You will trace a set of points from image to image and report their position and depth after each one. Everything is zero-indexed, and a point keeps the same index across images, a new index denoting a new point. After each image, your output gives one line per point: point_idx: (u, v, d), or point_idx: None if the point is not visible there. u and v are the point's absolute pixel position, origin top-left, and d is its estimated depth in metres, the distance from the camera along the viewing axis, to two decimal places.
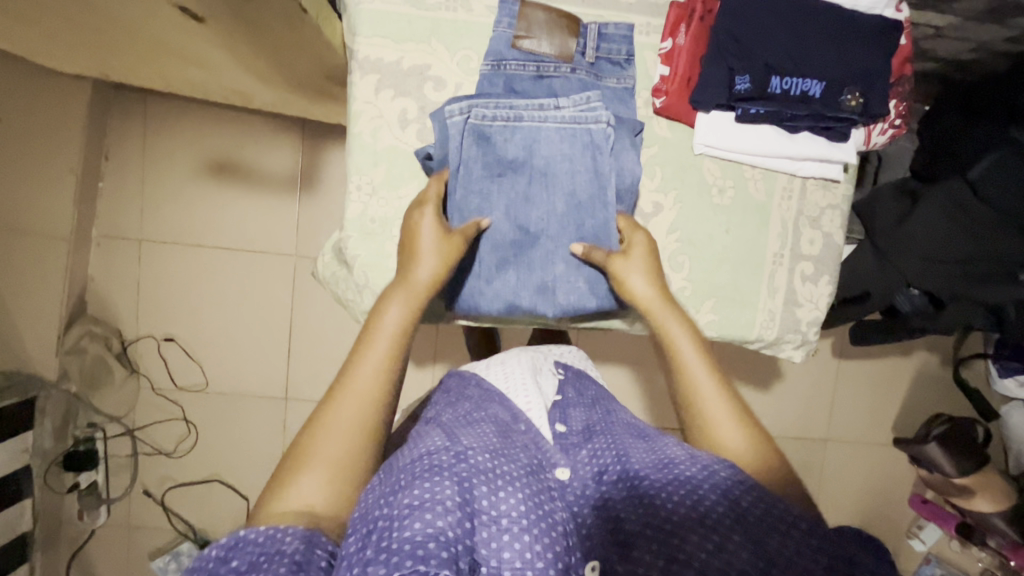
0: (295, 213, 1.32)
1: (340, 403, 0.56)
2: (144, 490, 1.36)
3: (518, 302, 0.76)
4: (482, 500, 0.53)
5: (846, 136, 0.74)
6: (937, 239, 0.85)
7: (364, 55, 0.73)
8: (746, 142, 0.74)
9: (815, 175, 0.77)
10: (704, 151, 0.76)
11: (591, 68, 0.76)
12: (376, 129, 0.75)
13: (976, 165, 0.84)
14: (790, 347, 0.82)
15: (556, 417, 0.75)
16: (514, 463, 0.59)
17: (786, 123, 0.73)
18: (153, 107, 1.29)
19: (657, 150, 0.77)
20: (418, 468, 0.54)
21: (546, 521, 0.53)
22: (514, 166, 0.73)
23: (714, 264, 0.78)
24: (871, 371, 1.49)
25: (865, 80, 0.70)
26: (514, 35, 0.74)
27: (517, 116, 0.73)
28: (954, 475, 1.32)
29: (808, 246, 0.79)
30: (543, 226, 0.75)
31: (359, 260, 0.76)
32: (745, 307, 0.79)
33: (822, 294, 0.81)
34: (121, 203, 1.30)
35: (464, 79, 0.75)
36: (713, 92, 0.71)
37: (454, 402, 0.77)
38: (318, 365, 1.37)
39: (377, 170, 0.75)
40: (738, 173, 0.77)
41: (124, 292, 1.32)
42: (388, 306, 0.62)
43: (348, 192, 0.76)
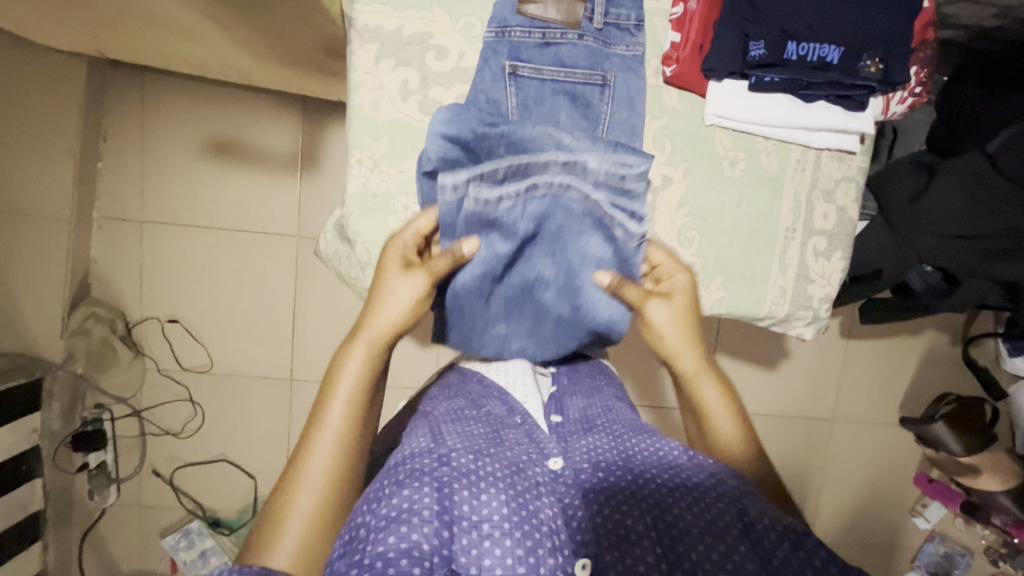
0: (297, 193, 1.31)
1: (310, 464, 0.59)
2: (152, 471, 1.37)
3: (506, 342, 0.78)
4: (462, 505, 0.54)
5: (864, 105, 0.72)
6: (954, 213, 0.83)
7: (363, 23, 0.71)
8: (759, 111, 0.72)
9: (830, 146, 0.75)
10: (715, 122, 0.74)
11: (598, 34, 0.72)
12: (376, 101, 0.73)
13: (995, 138, 0.81)
14: (800, 325, 0.80)
15: (553, 409, 0.75)
16: (500, 462, 0.60)
17: (800, 91, 0.70)
18: (150, 84, 1.26)
19: (666, 121, 0.75)
20: (399, 474, 0.56)
21: (529, 523, 0.54)
22: (517, 238, 0.69)
23: (725, 241, 0.76)
24: (880, 350, 1.48)
25: (885, 46, 0.67)
26: (518, 1, 0.71)
27: (532, 185, 0.67)
28: (960, 454, 1.33)
29: (821, 221, 0.78)
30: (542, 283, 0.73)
31: (361, 236, 0.75)
32: (756, 283, 0.77)
33: (834, 270, 0.79)
34: (121, 183, 1.29)
35: (467, 47, 0.73)
36: (726, 60, 0.69)
37: (451, 397, 0.76)
38: (322, 346, 1.37)
39: (379, 144, 0.73)
40: (751, 144, 0.75)
41: (126, 274, 1.31)
42: (349, 356, 0.64)
43: (349, 166, 0.74)
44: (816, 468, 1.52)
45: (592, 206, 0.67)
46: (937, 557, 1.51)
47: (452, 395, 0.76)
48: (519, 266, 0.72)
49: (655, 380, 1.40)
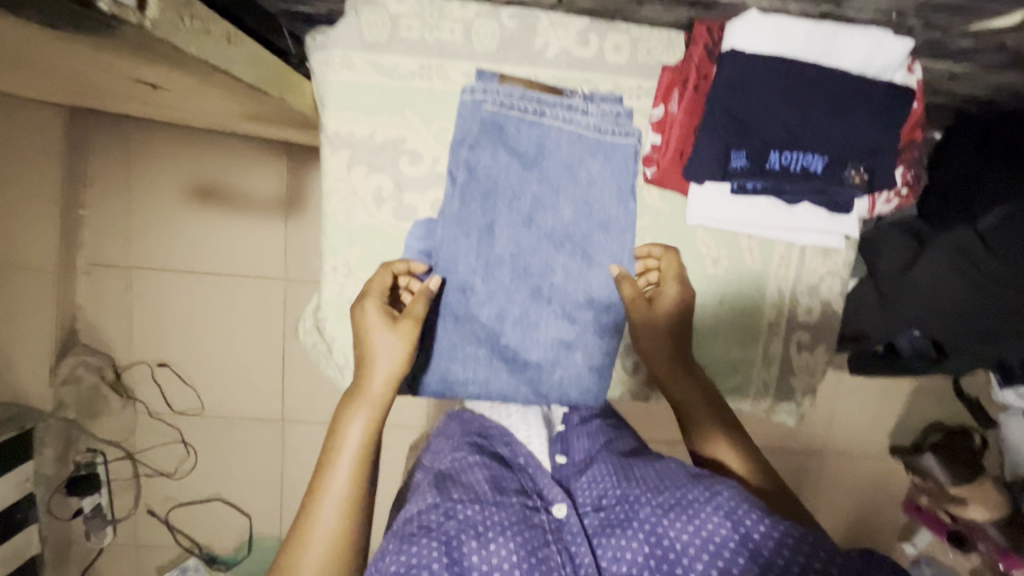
0: (283, 236, 1.29)
1: (318, 516, 0.59)
2: (148, 510, 1.38)
3: (506, 307, 0.75)
4: (471, 557, 0.55)
5: (848, 210, 0.70)
6: (942, 289, 0.81)
7: (334, 129, 0.71)
8: (740, 214, 0.70)
9: (814, 245, 0.74)
10: (698, 222, 0.73)
11: (589, 127, 0.72)
12: (350, 209, 0.73)
13: (985, 216, 0.79)
14: (785, 413, 0.80)
15: (558, 448, 0.74)
16: (506, 511, 0.60)
17: (784, 196, 0.69)
18: (129, 130, 1.23)
19: (648, 221, 0.75)
20: (407, 531, 0.57)
21: (537, 568, 0.55)
22: (524, 159, 0.72)
23: (706, 333, 0.76)
24: (869, 384, 1.48)
25: (870, 156, 0.66)
26: (490, 107, 0.70)
27: (540, 112, 0.71)
28: (950, 484, 1.35)
29: (805, 315, 0.77)
30: (548, 228, 0.73)
31: (338, 341, 0.74)
32: (739, 379, 0.77)
33: (818, 363, 0.79)
34: (103, 229, 1.27)
35: (441, 151, 0.73)
36: (708, 168, 0.66)
37: (451, 440, 0.75)
38: (314, 387, 1.37)
39: (353, 250, 0.73)
40: (733, 242, 0.74)
41: (114, 321, 1.30)
42: (349, 418, 0.64)
43: (324, 272, 0.74)
44: (807, 496, 1.53)
45: (594, 136, 0.72)
46: None
47: (448, 441, 0.75)
48: (519, 200, 0.72)
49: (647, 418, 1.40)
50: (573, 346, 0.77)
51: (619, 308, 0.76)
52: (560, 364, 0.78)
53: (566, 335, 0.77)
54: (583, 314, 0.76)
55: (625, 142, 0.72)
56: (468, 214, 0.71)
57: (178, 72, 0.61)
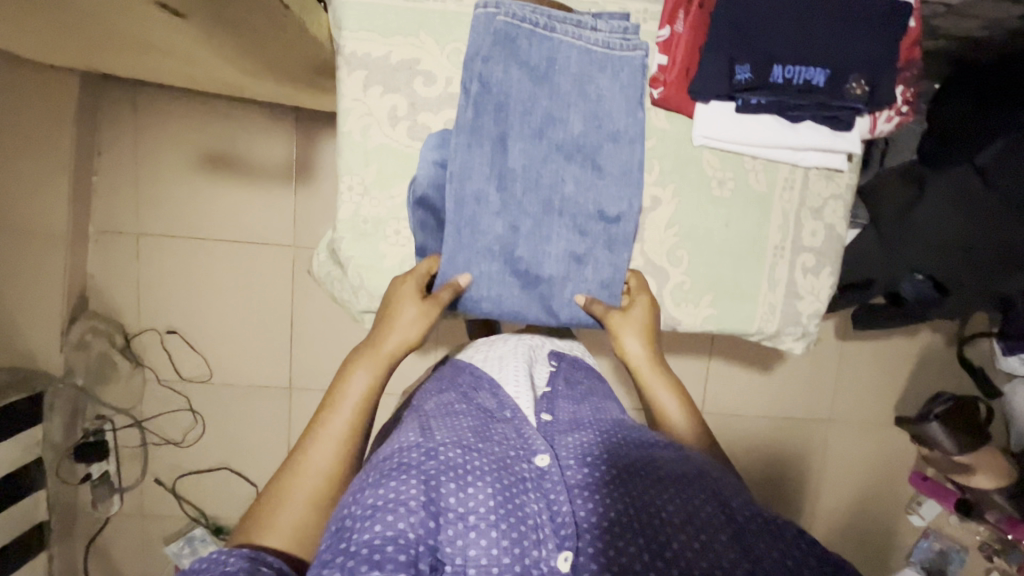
0: (292, 204, 1.31)
1: (311, 456, 0.61)
2: (154, 479, 1.39)
3: (518, 219, 0.74)
4: (449, 498, 0.54)
5: (851, 125, 0.72)
6: (942, 228, 0.84)
7: (351, 50, 0.71)
8: (745, 131, 0.72)
9: (818, 165, 0.75)
10: (703, 143, 0.74)
11: (598, 43, 0.73)
12: (365, 127, 0.73)
13: (985, 150, 0.81)
14: (791, 339, 0.82)
15: (544, 407, 0.76)
16: (488, 457, 0.60)
17: (788, 112, 0.71)
18: (142, 99, 1.26)
19: (655, 142, 0.75)
20: (387, 467, 0.56)
21: (514, 515, 0.55)
22: (534, 73, 0.72)
23: (712, 257, 0.77)
24: (874, 353, 1.49)
25: (872, 68, 0.68)
26: (500, 17, 0.70)
27: (550, 26, 0.71)
28: (954, 452, 1.34)
29: (810, 237, 0.79)
30: (558, 141, 0.73)
31: (353, 260, 0.75)
32: (745, 301, 0.79)
33: (823, 286, 0.81)
34: (116, 197, 1.29)
35: (454, 72, 0.73)
36: (712, 84, 0.69)
37: (443, 391, 0.77)
38: (321, 355, 1.38)
39: (368, 170, 0.74)
40: (739, 164, 0.76)
41: (125, 288, 1.32)
42: (355, 370, 0.68)
43: (339, 193, 0.74)
44: (812, 467, 1.53)
45: (602, 51, 0.72)
46: (932, 553, 1.53)
47: (444, 389, 0.78)
48: (529, 112, 0.72)
49: None
50: (587, 258, 0.76)
51: (630, 219, 0.75)
52: (573, 280, 0.76)
53: (578, 249, 0.75)
54: (595, 226, 0.75)
55: (632, 56, 0.73)
56: (480, 124, 0.71)
57: None
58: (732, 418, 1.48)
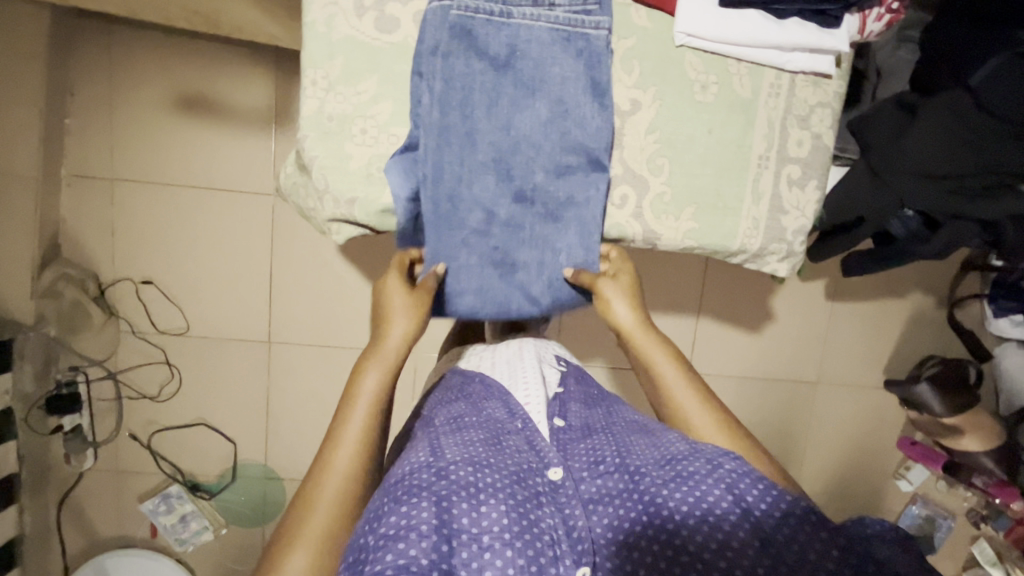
0: (271, 149, 1.27)
1: (325, 477, 0.60)
2: (129, 434, 1.35)
3: (495, 209, 0.75)
4: (462, 518, 0.54)
5: (839, 21, 0.70)
6: (933, 151, 0.81)
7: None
8: (729, 28, 0.69)
9: (805, 69, 0.73)
10: (685, 42, 0.71)
11: (556, 21, 0.70)
12: (330, 18, 0.69)
13: (981, 69, 0.78)
14: (775, 260, 0.80)
15: (555, 411, 0.76)
16: (501, 472, 0.60)
17: (773, 5, 0.68)
18: (117, 36, 1.22)
19: (634, 42, 0.72)
20: (399, 489, 0.56)
21: (528, 531, 0.55)
22: (497, 64, 0.70)
23: (697, 168, 0.75)
24: (865, 313, 1.46)
25: None
26: (450, 11, 0.68)
27: (507, 13, 0.69)
28: (943, 415, 1.33)
29: (796, 148, 0.76)
30: (527, 132, 0.72)
31: (317, 161, 0.71)
32: (727, 215, 0.76)
33: (809, 201, 0.78)
34: (89, 139, 1.25)
35: None
36: None
37: (452, 401, 0.78)
38: (301, 307, 1.34)
39: (333, 63, 0.69)
40: (722, 67, 0.73)
41: (98, 234, 1.28)
42: (365, 373, 0.68)
43: (303, 88, 0.70)
44: (799, 432, 1.51)
45: (562, 30, 0.70)
46: (921, 520, 1.51)
47: (453, 400, 0.78)
48: (495, 106, 0.71)
49: None
50: (553, 247, 0.78)
51: (597, 202, 0.75)
52: (547, 265, 0.79)
53: (543, 245, 0.78)
54: (558, 219, 0.77)
55: (596, 33, 0.70)
56: (448, 123, 0.70)
57: None
58: (719, 378, 1.46)
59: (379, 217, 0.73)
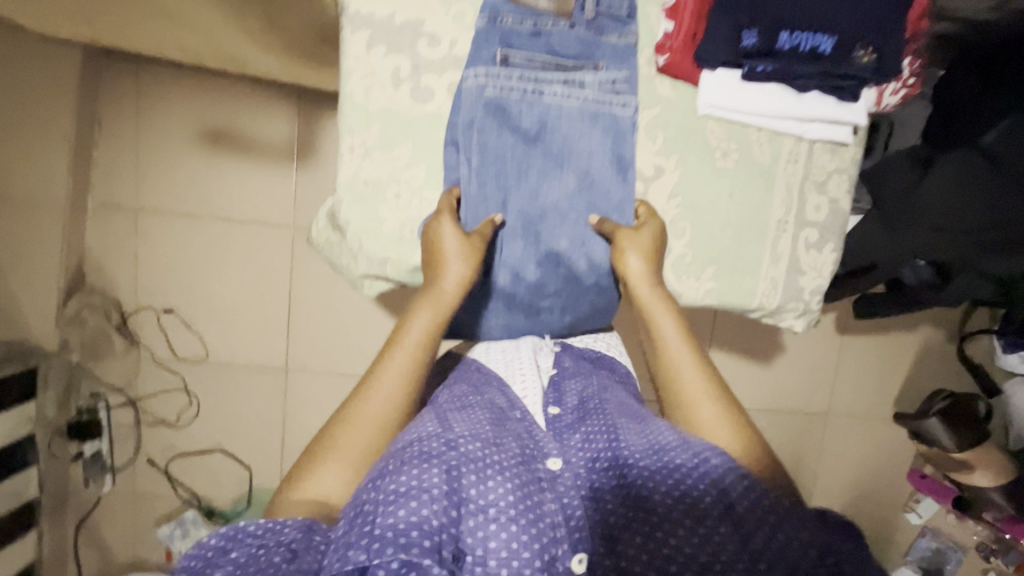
0: (293, 183, 1.30)
1: (366, 400, 0.65)
2: (148, 459, 1.37)
3: (523, 270, 0.76)
4: (469, 489, 0.56)
5: (855, 96, 0.73)
6: (946, 207, 0.84)
7: (355, 9, 0.71)
8: (751, 101, 0.72)
9: (823, 138, 0.75)
10: (708, 112, 0.74)
11: (586, 99, 0.73)
12: (368, 88, 0.72)
13: (991, 131, 0.82)
14: (791, 317, 0.81)
15: (551, 398, 0.75)
16: (506, 452, 0.62)
17: (794, 81, 0.71)
18: (146, 72, 1.25)
19: (658, 111, 0.75)
20: (408, 455, 0.58)
21: (530, 510, 0.57)
22: (527, 138, 0.73)
23: (717, 230, 0.77)
24: (875, 346, 1.48)
25: (878, 36, 0.69)
26: (484, 87, 0.71)
27: (539, 90, 0.72)
28: (953, 450, 1.34)
29: (813, 213, 0.78)
30: (554, 201, 0.75)
31: (351, 224, 0.73)
32: (747, 275, 0.78)
33: (826, 262, 0.80)
34: (116, 170, 1.28)
35: (460, 35, 0.73)
36: (719, 48, 0.70)
37: (452, 383, 0.76)
38: (317, 337, 1.37)
39: (370, 131, 0.72)
40: (743, 134, 0.75)
41: (122, 263, 1.31)
42: (417, 315, 0.69)
43: (340, 155, 0.73)
44: (809, 462, 1.52)
45: (589, 108, 0.73)
46: (930, 552, 1.52)
47: (451, 381, 0.76)
48: (524, 177, 0.74)
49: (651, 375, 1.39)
50: (574, 304, 0.80)
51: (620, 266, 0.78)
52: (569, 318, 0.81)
53: (567, 302, 0.80)
54: (582, 282, 0.78)
55: (623, 113, 0.74)
56: (483, 194, 0.73)
57: None
58: None
59: (410, 274, 0.75)
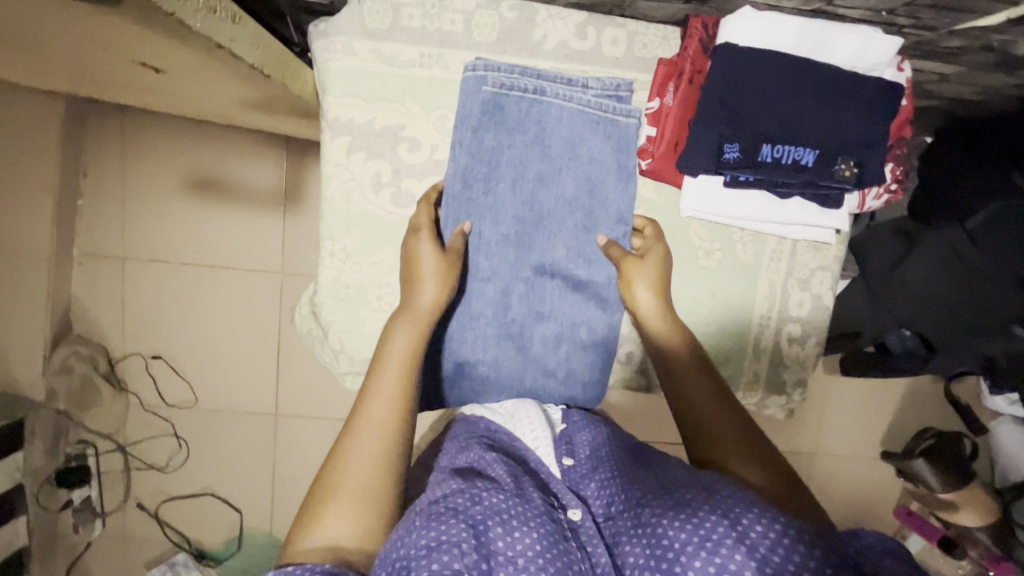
0: (280, 229, 1.29)
1: (357, 436, 0.57)
2: (137, 503, 1.37)
3: (512, 285, 0.74)
4: (497, 541, 0.51)
5: (838, 203, 0.71)
6: (930, 287, 0.85)
7: (334, 115, 0.70)
8: (733, 206, 0.71)
9: (806, 239, 0.75)
10: (690, 215, 0.73)
11: (587, 101, 0.72)
12: (348, 193, 0.71)
13: (975, 215, 0.80)
14: (774, 407, 0.82)
15: (563, 450, 0.68)
16: (533, 499, 0.56)
17: (776, 188, 0.69)
18: (131, 122, 1.25)
19: (642, 212, 0.76)
20: (434, 508, 0.53)
21: (563, 560, 0.51)
22: (526, 135, 0.71)
23: (700, 328, 0.77)
24: (862, 387, 1.49)
25: (861, 150, 0.67)
26: (485, 82, 0.69)
27: (541, 90, 0.71)
28: (941, 491, 1.35)
29: (797, 308, 0.79)
30: (548, 207, 0.73)
31: (333, 326, 0.73)
32: (729, 371, 0.79)
33: (809, 355, 0.81)
34: (103, 218, 1.27)
35: (441, 139, 0.72)
36: (701, 158, 0.66)
37: (459, 440, 0.69)
38: (308, 380, 1.37)
39: (351, 236, 0.72)
40: (726, 235, 0.76)
41: (109, 310, 1.30)
42: (395, 335, 0.64)
43: (321, 258, 0.73)
44: None
45: (590, 110, 0.72)
46: None
47: (459, 439, 0.69)
48: (517, 178, 0.71)
49: None
50: (569, 342, 0.77)
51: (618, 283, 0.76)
52: (564, 339, 0.77)
53: (564, 328, 0.76)
54: (579, 290, 0.76)
55: (625, 122, 0.72)
56: (470, 199, 0.71)
57: (185, 52, 0.62)
58: None
59: None
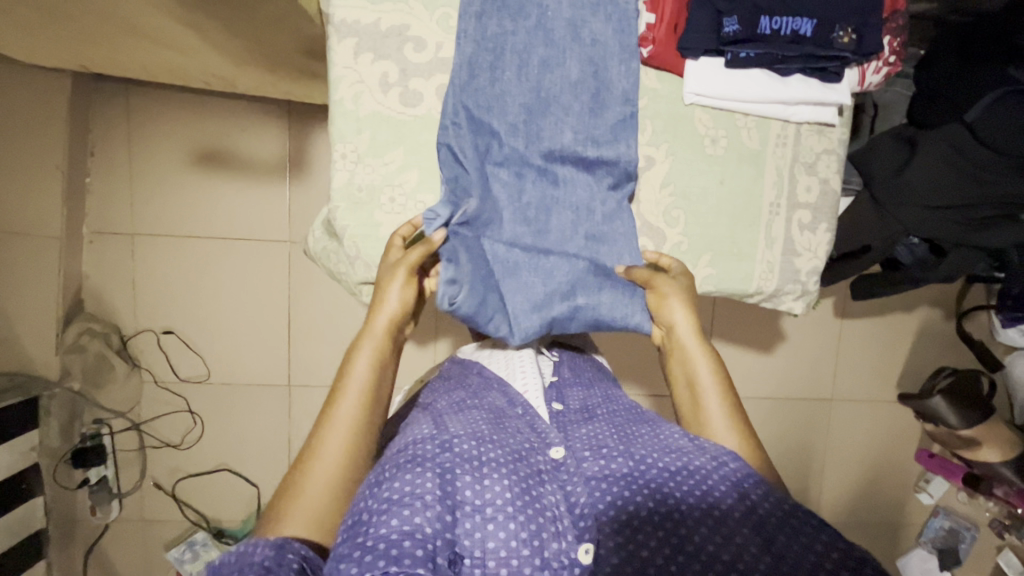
0: (286, 197, 1.30)
1: (321, 450, 0.62)
2: (154, 483, 1.37)
3: (524, 170, 0.75)
4: (465, 491, 0.56)
5: (838, 77, 0.76)
6: (932, 185, 0.86)
7: (341, 17, 0.72)
8: (735, 86, 0.75)
9: (809, 120, 0.79)
10: (694, 100, 0.77)
11: None
12: (357, 94, 0.73)
13: (974, 107, 0.85)
14: (790, 300, 0.85)
15: (554, 396, 0.78)
16: (501, 449, 0.62)
17: (777, 65, 0.74)
18: (135, 95, 1.26)
19: (647, 102, 0.77)
20: (402, 459, 0.58)
21: (530, 508, 0.56)
22: (529, 19, 0.73)
23: (711, 215, 0.80)
24: (874, 329, 1.48)
25: (856, 18, 0.72)
26: None
27: None
28: (959, 427, 1.30)
29: (805, 193, 0.82)
30: (557, 89, 0.74)
31: (348, 230, 0.76)
32: (744, 259, 0.82)
33: (820, 242, 0.84)
34: (111, 196, 1.28)
35: (445, 37, 0.74)
36: (701, 38, 0.72)
37: (452, 389, 0.78)
38: (320, 350, 1.36)
39: (362, 137, 0.74)
40: (731, 121, 0.79)
41: (120, 287, 1.31)
42: (358, 354, 0.69)
43: (333, 161, 0.75)
44: (818, 448, 1.52)
45: None
46: (944, 532, 1.50)
47: (453, 388, 0.78)
48: (523, 63, 0.73)
49: (652, 368, 1.38)
50: (586, 225, 0.77)
51: (632, 158, 0.76)
52: (580, 225, 0.77)
53: (579, 211, 0.77)
54: (592, 170, 0.77)
55: None
56: (478, 84, 0.73)
57: None
58: None
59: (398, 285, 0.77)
